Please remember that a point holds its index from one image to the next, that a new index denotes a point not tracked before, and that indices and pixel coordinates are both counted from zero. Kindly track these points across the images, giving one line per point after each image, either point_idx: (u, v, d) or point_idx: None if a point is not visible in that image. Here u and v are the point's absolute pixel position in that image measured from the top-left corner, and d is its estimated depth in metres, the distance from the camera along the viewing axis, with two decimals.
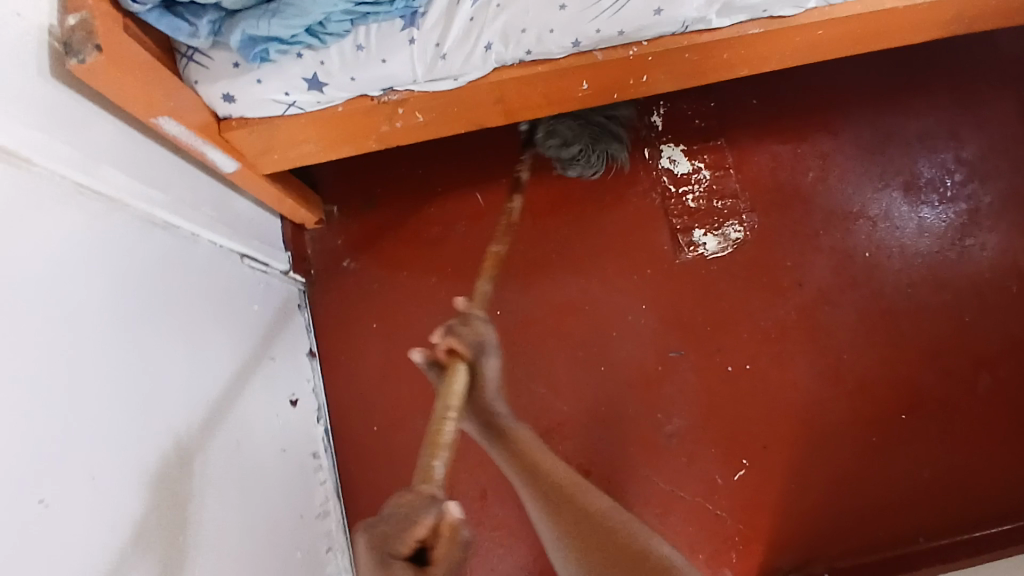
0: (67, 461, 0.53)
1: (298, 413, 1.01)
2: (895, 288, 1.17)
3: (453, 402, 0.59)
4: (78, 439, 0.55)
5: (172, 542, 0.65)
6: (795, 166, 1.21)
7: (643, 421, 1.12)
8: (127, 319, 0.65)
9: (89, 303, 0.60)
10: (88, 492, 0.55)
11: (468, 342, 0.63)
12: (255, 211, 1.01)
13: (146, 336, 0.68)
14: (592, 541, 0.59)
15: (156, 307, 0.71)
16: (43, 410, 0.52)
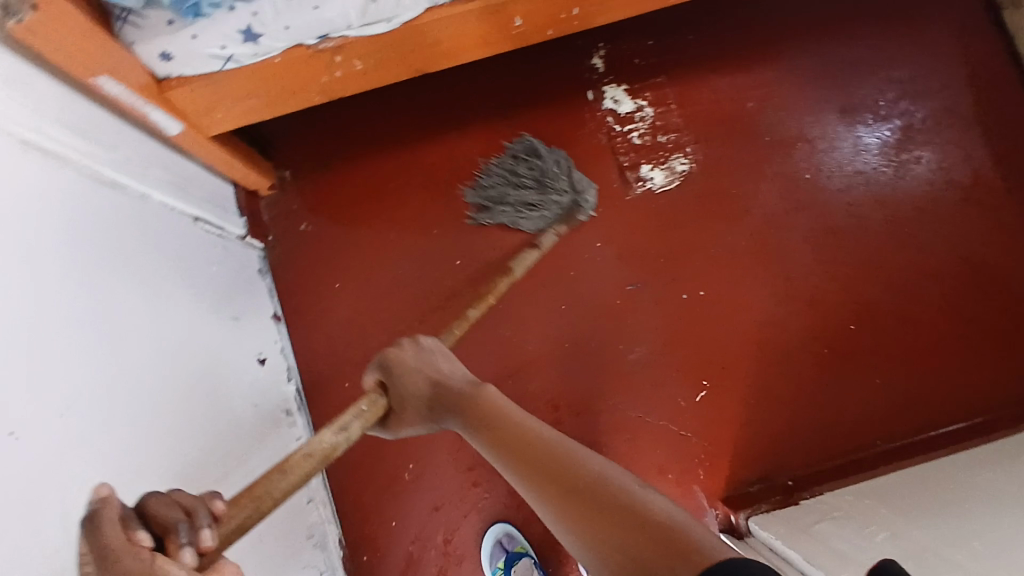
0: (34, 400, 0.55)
1: (267, 371, 1.03)
2: (838, 207, 1.22)
3: (360, 409, 0.71)
4: (44, 380, 0.57)
5: (142, 481, 0.67)
6: (736, 96, 1.25)
7: (607, 354, 1.16)
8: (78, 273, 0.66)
9: (42, 256, 0.61)
10: (59, 430, 0.57)
11: (399, 361, 0.77)
12: (207, 176, 1.02)
13: (101, 291, 0.69)
14: (580, 505, 0.59)
15: (111, 263, 0.73)
16: (8, 350, 0.53)
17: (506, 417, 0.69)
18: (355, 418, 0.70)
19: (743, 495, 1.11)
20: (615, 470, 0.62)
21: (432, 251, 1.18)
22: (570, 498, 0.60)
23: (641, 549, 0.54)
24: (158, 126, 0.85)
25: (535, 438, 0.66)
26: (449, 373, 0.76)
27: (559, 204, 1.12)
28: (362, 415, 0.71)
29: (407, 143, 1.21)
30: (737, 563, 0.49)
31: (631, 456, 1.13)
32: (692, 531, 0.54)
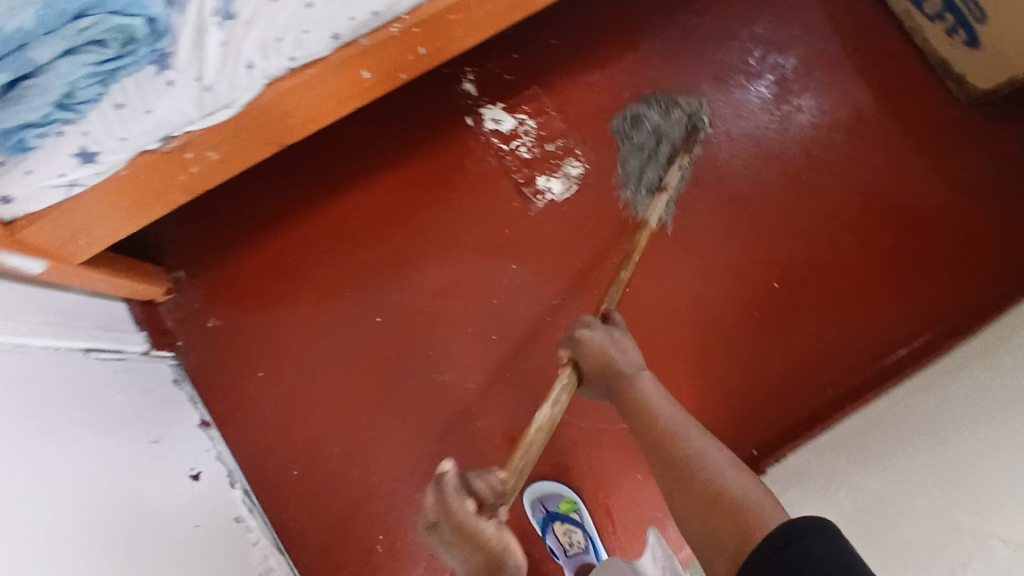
0: None
1: (204, 484, 0.99)
2: (736, 172, 1.23)
3: (560, 393, 0.86)
4: None
5: None
6: (612, 88, 1.24)
7: (549, 371, 1.14)
8: None
9: None
10: None
11: (584, 339, 0.87)
12: (91, 301, 0.98)
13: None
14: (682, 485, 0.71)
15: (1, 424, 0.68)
16: None
17: (651, 409, 0.80)
18: (556, 404, 0.85)
19: None
20: (710, 453, 0.73)
21: (349, 315, 1.15)
22: (673, 471, 0.72)
23: (720, 522, 0.65)
24: (19, 270, 0.81)
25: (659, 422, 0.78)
26: (623, 356, 0.85)
27: (677, 130, 1.17)
28: (559, 400, 0.85)
29: (298, 212, 1.18)
30: (788, 526, 0.59)
31: (596, 466, 1.13)
32: (761, 508, 0.65)
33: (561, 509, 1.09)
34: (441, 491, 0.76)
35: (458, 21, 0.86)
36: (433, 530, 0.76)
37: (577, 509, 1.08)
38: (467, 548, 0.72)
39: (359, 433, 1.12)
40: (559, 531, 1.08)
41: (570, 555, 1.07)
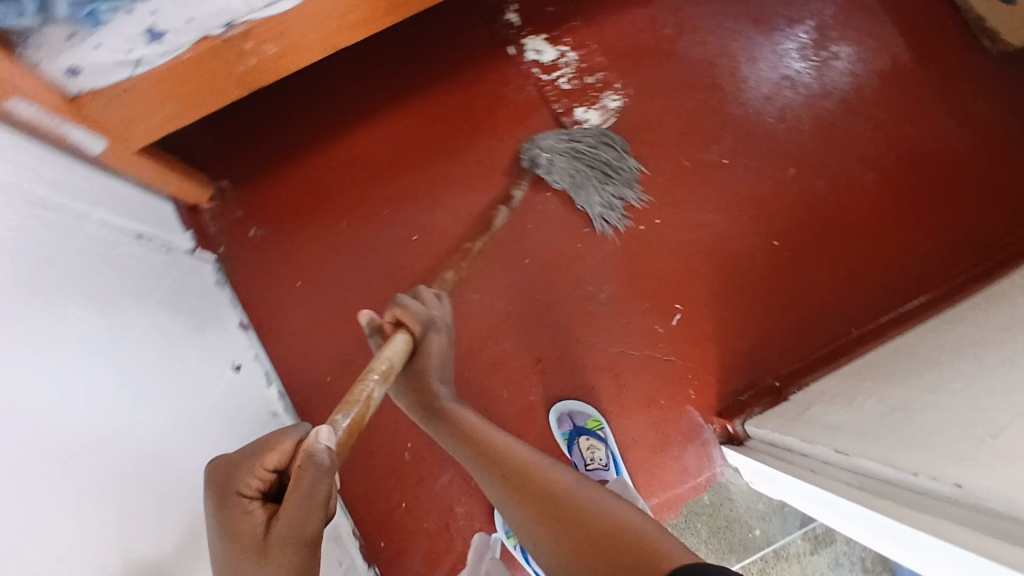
0: (13, 419, 0.55)
1: (244, 377, 1.03)
2: (772, 114, 1.24)
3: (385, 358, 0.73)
4: (17, 402, 0.56)
5: (124, 487, 0.66)
6: (653, 26, 1.25)
7: (576, 298, 1.17)
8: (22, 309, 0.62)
9: None
10: (40, 442, 0.57)
11: (411, 314, 0.80)
12: (141, 194, 1.00)
13: (59, 302, 0.69)
14: (545, 507, 0.65)
15: (57, 299, 0.69)
16: None
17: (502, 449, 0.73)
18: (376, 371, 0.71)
19: (732, 405, 1.14)
20: (561, 474, 0.69)
21: (384, 232, 1.18)
22: (538, 500, 0.66)
23: (585, 540, 0.60)
24: (80, 145, 0.85)
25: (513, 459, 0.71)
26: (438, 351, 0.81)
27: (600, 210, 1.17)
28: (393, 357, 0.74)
29: (340, 131, 1.20)
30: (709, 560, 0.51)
31: (619, 391, 1.15)
32: (604, 505, 0.63)
33: (587, 426, 1.12)
34: (302, 507, 0.54)
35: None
36: (254, 509, 0.58)
37: (602, 428, 1.11)
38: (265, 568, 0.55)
39: None
40: (583, 446, 1.10)
41: (591, 469, 1.08)
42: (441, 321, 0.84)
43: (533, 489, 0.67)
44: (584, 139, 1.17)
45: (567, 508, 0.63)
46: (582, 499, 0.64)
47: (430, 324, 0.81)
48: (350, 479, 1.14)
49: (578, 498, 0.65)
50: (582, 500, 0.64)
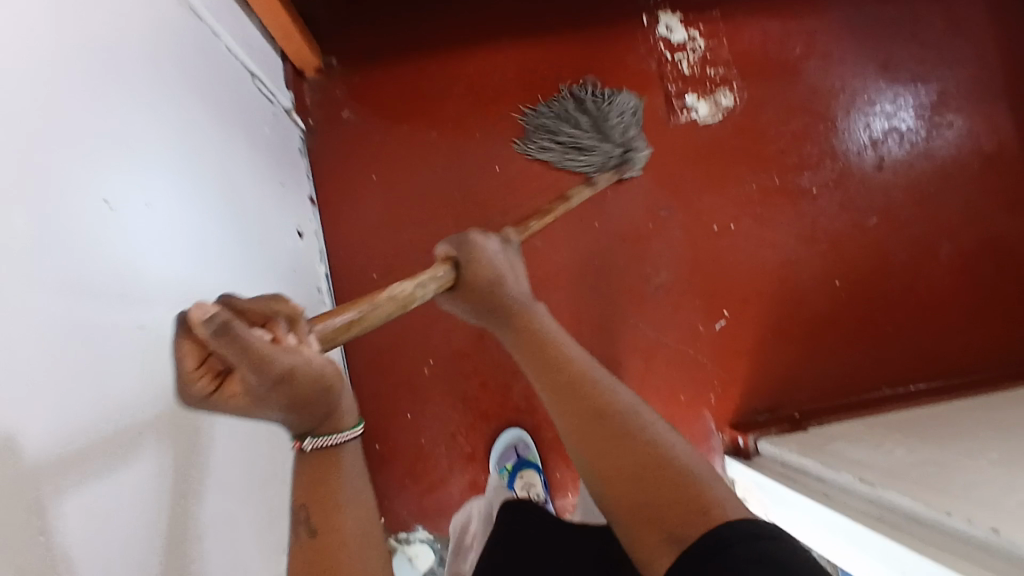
0: (130, 186, 0.58)
1: (304, 245, 1.05)
2: (872, 161, 1.23)
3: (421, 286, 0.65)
4: (136, 174, 0.60)
5: (201, 292, 0.69)
6: (785, 40, 1.25)
7: (632, 274, 1.18)
8: (157, 96, 0.66)
9: (130, 67, 0.61)
10: (146, 216, 0.61)
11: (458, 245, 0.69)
12: (262, 39, 1.02)
13: (186, 105, 0.72)
14: (599, 430, 0.54)
15: (184, 102, 0.71)
16: (106, 133, 0.56)
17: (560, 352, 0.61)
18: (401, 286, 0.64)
19: (748, 421, 1.16)
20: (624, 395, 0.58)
21: (469, 154, 1.19)
22: (591, 419, 0.55)
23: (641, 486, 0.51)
24: None
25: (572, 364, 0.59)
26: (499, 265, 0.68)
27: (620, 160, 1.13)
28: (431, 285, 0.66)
29: (457, 45, 1.20)
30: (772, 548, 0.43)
31: (643, 374, 1.16)
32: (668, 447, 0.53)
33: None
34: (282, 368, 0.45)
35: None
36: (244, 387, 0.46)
37: None
38: (321, 432, 0.48)
39: None
40: None
41: None
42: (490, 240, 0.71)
43: (589, 406, 0.56)
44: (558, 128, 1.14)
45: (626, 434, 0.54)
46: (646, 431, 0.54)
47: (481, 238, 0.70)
48: (365, 376, 1.16)
49: (631, 425, 0.54)
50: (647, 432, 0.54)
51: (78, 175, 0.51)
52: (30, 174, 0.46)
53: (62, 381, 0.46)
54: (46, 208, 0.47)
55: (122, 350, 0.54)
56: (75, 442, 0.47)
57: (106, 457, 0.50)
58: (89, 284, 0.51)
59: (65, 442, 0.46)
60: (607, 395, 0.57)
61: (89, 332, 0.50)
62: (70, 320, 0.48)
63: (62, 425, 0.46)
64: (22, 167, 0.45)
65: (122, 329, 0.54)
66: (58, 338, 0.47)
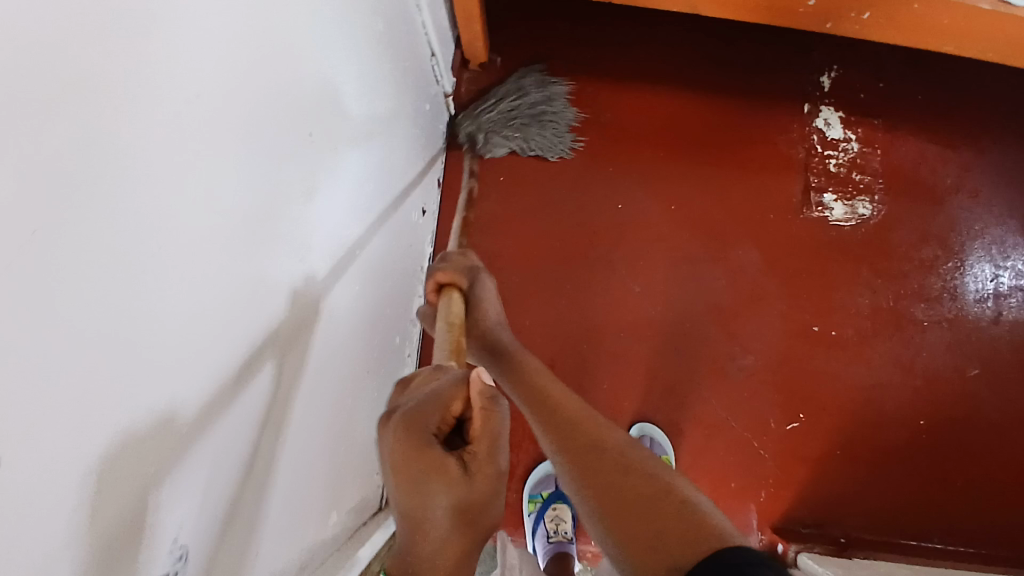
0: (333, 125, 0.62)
1: (422, 223, 1.07)
2: (988, 313, 1.19)
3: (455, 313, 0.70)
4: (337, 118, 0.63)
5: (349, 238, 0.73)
6: (937, 168, 1.22)
7: (719, 350, 1.16)
8: (364, 54, 0.70)
9: (357, 22, 0.66)
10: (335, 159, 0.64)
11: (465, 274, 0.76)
12: (448, 22, 1.07)
13: (379, 68, 0.76)
14: (591, 469, 0.59)
15: (376, 61, 0.75)
16: (330, 67, 0.59)
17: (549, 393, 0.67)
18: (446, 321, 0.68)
19: (791, 531, 1.11)
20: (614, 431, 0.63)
21: (596, 183, 1.21)
22: (585, 457, 0.60)
23: (630, 522, 0.54)
24: None
25: (565, 409, 0.65)
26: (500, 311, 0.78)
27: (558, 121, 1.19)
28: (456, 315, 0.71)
29: (614, 78, 1.24)
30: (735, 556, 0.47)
31: (700, 449, 1.14)
32: (650, 464, 0.58)
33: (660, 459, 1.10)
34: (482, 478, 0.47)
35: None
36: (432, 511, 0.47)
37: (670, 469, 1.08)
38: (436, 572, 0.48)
39: (538, 280, 1.17)
40: None
41: None
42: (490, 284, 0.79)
43: (582, 446, 0.61)
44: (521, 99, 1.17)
45: (616, 469, 0.58)
46: (637, 461, 0.59)
47: (466, 276, 0.76)
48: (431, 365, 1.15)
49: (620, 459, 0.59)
50: (637, 462, 0.59)
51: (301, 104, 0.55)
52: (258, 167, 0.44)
53: (269, 322, 0.49)
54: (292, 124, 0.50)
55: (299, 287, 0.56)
56: (265, 354, 0.49)
57: (282, 375, 0.52)
58: (299, 207, 0.54)
59: (262, 350, 0.48)
60: (599, 436, 0.62)
61: (290, 253, 0.53)
62: (283, 237, 0.51)
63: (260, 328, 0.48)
64: (256, 159, 0.43)
65: (279, 334, 0.52)
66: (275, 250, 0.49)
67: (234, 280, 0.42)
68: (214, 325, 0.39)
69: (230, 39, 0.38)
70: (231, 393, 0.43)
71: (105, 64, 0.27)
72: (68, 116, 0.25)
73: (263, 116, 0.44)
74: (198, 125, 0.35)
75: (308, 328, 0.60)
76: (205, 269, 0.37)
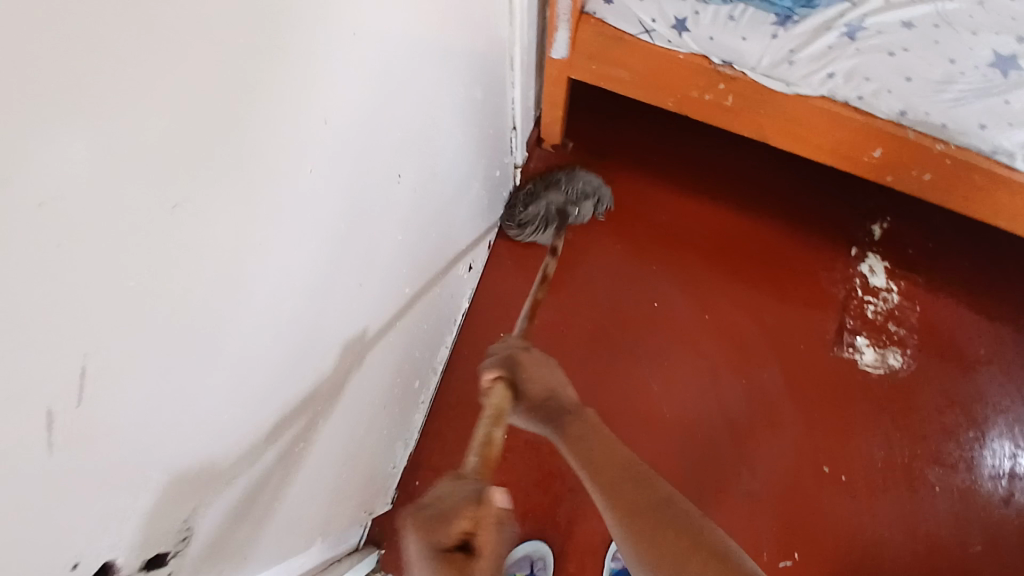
0: (415, 169, 0.68)
1: (466, 277, 1.11)
2: (1004, 495, 1.15)
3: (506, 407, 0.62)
4: (421, 164, 0.69)
5: (405, 279, 0.77)
6: (972, 337, 1.23)
7: (726, 468, 1.15)
8: (458, 117, 0.77)
9: (458, 89, 0.73)
10: (410, 200, 0.69)
11: (509, 363, 0.68)
12: (532, 101, 1.16)
13: (467, 130, 0.82)
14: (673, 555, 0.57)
15: (469, 125, 0.82)
16: (425, 120, 0.66)
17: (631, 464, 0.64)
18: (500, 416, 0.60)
19: None
20: (695, 511, 0.61)
21: (636, 278, 1.25)
22: (665, 542, 0.58)
23: None
24: (554, 42, 1.01)
25: (644, 481, 0.62)
26: (560, 382, 0.71)
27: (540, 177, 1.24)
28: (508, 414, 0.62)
29: (673, 185, 1.30)
30: None
31: None
32: (734, 555, 0.57)
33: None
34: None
35: (988, 156, 0.95)
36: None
37: None
38: None
39: (564, 357, 1.19)
40: None
41: None
42: (537, 361, 0.71)
43: (665, 528, 0.59)
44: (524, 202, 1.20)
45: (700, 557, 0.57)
46: (722, 550, 0.57)
47: (522, 347, 0.71)
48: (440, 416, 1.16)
49: (703, 547, 0.57)
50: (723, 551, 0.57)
51: (395, 147, 0.60)
52: (319, 214, 0.49)
53: (303, 331, 0.53)
54: (373, 158, 0.56)
55: (340, 306, 0.59)
56: (289, 352, 0.52)
57: (304, 377, 0.56)
58: (361, 233, 0.59)
59: (289, 349, 0.52)
60: (681, 516, 0.60)
61: (344, 272, 0.58)
62: (341, 252, 0.56)
63: (291, 335, 0.51)
64: (318, 204, 0.49)
65: (302, 362, 0.55)
66: (327, 263, 0.54)
67: (275, 281, 0.46)
68: (243, 317, 0.43)
69: (334, 81, 0.44)
70: (253, 383, 0.47)
71: (219, 99, 0.33)
72: (181, 135, 0.31)
73: (347, 144, 0.50)
74: (271, 168, 0.40)
75: (334, 367, 0.63)
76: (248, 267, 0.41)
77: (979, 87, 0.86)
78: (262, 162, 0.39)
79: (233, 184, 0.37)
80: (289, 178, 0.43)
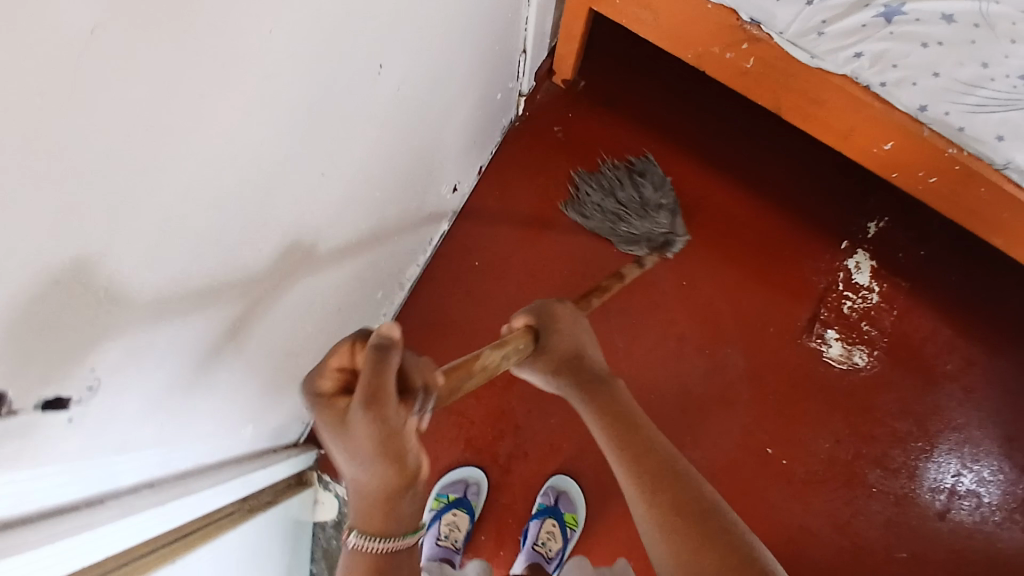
0: (403, 65, 0.64)
1: (449, 197, 1.09)
2: (937, 508, 1.15)
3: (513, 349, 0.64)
4: (410, 61, 0.65)
5: (378, 181, 0.74)
6: (943, 351, 1.21)
7: (672, 433, 1.15)
8: (460, 21, 0.73)
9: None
10: (393, 97, 0.66)
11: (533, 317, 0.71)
12: (548, 29, 1.12)
13: (468, 38, 0.78)
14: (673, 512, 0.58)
15: (470, 35, 0.78)
16: (421, 12, 0.62)
17: (646, 433, 0.64)
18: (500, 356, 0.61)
19: None
20: (706, 488, 0.60)
21: None
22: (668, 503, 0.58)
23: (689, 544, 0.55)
24: None
25: (658, 450, 0.62)
26: (589, 351, 0.72)
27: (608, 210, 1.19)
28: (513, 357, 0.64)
29: (677, 145, 1.27)
30: None
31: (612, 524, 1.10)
32: (732, 519, 0.57)
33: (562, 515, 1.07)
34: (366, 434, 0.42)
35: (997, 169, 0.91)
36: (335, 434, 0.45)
37: (572, 528, 1.07)
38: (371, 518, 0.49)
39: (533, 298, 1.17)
40: (545, 526, 1.05)
41: (534, 548, 1.04)
42: (568, 323, 0.73)
43: (669, 490, 0.59)
44: (594, 217, 1.18)
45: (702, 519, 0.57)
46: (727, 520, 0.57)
47: (559, 310, 0.74)
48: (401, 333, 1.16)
49: (704, 512, 0.57)
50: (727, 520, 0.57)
51: (381, 33, 0.57)
52: (281, 81, 0.46)
53: (255, 206, 0.51)
54: (353, 37, 0.52)
55: (299, 191, 0.57)
56: (235, 224, 0.50)
57: (251, 254, 0.54)
58: (331, 117, 0.56)
59: (235, 221, 0.49)
60: (688, 486, 0.59)
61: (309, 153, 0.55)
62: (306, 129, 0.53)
63: (238, 207, 0.49)
64: (285, 74, 0.46)
65: (251, 238, 0.53)
66: (288, 139, 0.51)
67: (222, 143, 0.43)
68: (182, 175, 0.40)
69: None
70: (192, 244, 0.45)
71: None
72: None
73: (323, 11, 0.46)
74: (231, 16, 0.37)
75: (290, 253, 0.62)
76: (195, 128, 0.39)
77: (1007, 98, 0.81)
78: (220, 8, 0.36)
79: (186, 23, 0.34)
80: (249, 30, 0.39)
